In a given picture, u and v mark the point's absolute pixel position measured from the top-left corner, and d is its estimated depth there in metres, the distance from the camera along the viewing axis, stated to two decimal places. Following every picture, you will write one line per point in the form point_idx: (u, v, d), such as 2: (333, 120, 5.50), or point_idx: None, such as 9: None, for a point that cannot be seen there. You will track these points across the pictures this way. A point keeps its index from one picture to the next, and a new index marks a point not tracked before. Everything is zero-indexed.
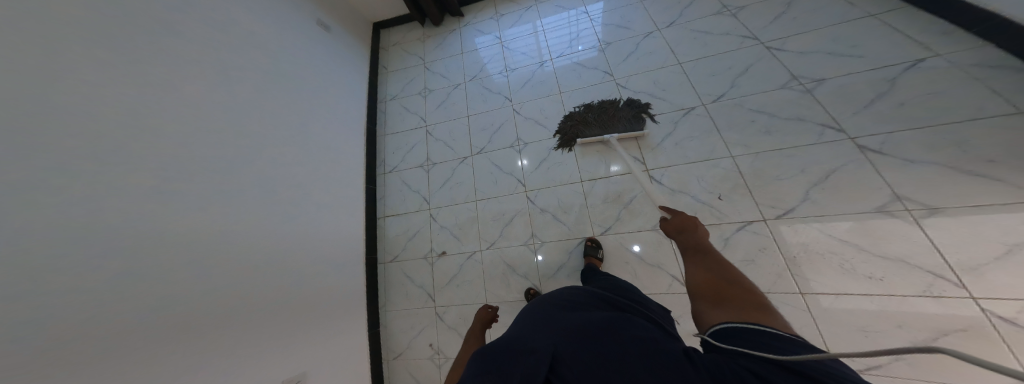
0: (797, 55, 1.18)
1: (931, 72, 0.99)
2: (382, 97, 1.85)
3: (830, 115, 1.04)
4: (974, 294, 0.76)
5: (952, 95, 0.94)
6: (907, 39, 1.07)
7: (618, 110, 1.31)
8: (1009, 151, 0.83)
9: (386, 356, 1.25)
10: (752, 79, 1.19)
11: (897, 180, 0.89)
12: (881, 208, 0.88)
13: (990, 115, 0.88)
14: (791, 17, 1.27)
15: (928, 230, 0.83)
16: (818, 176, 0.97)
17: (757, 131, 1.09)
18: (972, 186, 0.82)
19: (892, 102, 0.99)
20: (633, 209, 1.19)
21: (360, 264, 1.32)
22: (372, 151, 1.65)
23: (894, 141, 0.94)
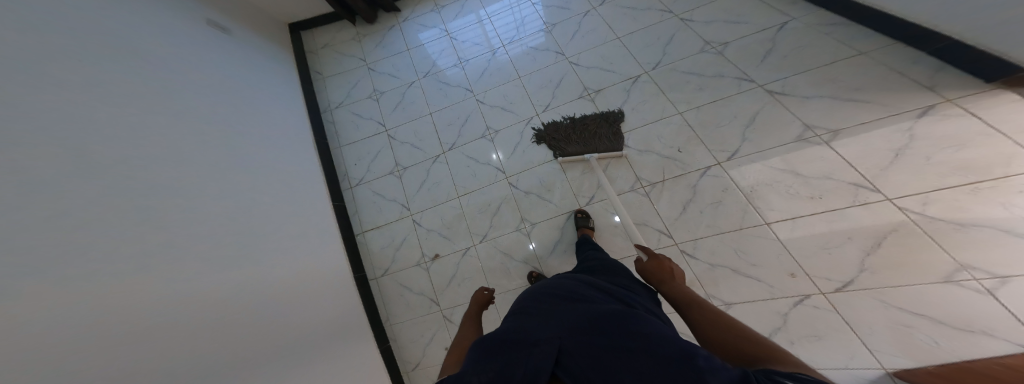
0: (704, 24, 1.43)
1: (795, 29, 1.31)
2: (325, 106, 1.66)
3: (741, 69, 1.29)
4: (888, 196, 0.97)
5: (812, 46, 1.26)
6: (771, 7, 1.39)
7: (598, 127, 1.34)
8: (863, 77, 1.14)
9: (404, 370, 1.17)
10: (677, 46, 1.41)
11: (804, 114, 1.15)
12: (800, 137, 1.13)
13: (844, 55, 1.20)
14: None
15: (837, 148, 1.07)
16: (744, 119, 1.21)
17: (693, 89, 1.31)
18: (850, 108, 1.11)
19: (778, 55, 1.28)
20: (611, 172, 1.28)
21: (352, 284, 1.21)
22: (329, 166, 1.48)
23: (789, 85, 1.21)
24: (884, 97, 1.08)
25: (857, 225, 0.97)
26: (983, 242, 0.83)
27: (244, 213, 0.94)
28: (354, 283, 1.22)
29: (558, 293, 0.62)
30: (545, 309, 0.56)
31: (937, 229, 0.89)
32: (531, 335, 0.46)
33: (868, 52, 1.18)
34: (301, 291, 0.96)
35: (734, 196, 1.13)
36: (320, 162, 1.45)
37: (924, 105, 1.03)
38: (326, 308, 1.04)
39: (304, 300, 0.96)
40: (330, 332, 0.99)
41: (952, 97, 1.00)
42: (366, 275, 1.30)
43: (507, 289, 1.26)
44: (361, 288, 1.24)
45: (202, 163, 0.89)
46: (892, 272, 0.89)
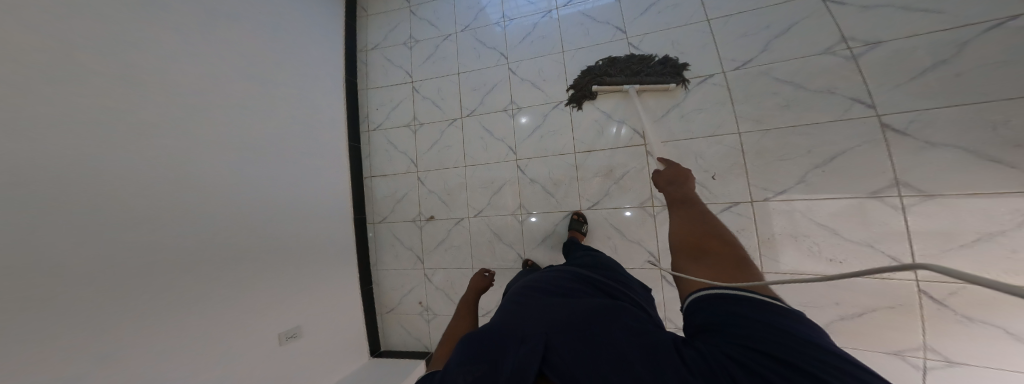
0: (858, 11, 0.94)
1: (1012, 36, 0.80)
2: (361, 44, 1.62)
3: (866, 87, 0.89)
4: (919, 278, 0.87)
5: (1015, 66, 0.80)
6: None
7: (652, 66, 1.11)
8: None
9: (379, 309, 1.40)
10: (794, 38, 0.98)
11: (902, 165, 0.85)
12: (874, 193, 0.87)
13: None
14: None
15: (908, 216, 0.84)
16: (819, 158, 0.92)
17: (776, 104, 0.96)
18: (973, 169, 0.80)
19: (944, 73, 0.84)
20: (623, 184, 1.16)
21: (350, 224, 1.37)
22: (354, 106, 1.54)
23: (925, 120, 0.84)
24: None
25: (853, 294, 0.92)
26: (971, 338, 0.84)
27: (277, 146, 1.06)
28: (353, 221, 1.36)
29: (550, 288, 0.60)
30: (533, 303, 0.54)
31: (934, 315, 0.86)
32: (517, 331, 0.44)
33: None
34: (309, 224, 1.12)
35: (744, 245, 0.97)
36: (348, 102, 1.49)
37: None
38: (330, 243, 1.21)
39: (310, 234, 1.11)
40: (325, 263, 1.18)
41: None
42: (365, 218, 1.46)
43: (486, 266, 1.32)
44: (359, 227, 1.41)
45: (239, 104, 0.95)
46: (859, 336, 0.92)
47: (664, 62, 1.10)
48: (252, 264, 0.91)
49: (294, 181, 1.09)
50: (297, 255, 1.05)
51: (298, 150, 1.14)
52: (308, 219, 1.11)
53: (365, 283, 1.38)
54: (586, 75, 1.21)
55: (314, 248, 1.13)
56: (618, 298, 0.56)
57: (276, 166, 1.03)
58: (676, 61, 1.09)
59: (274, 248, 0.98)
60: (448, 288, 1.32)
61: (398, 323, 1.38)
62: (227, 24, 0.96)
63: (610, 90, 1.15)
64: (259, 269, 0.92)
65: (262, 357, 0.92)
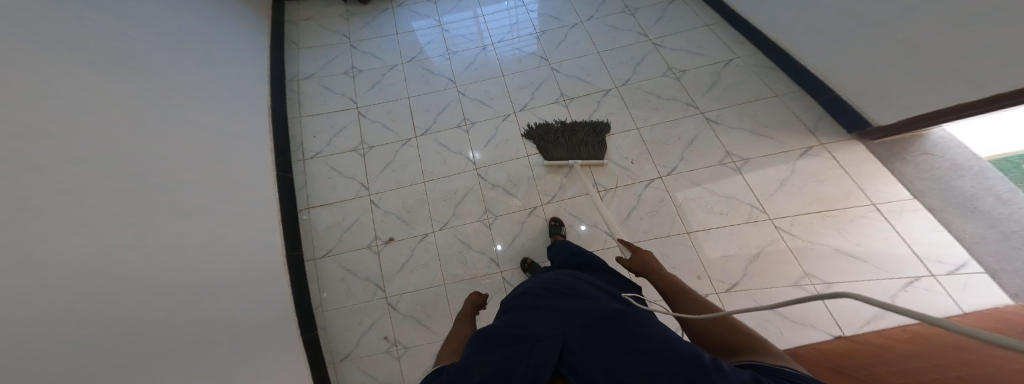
0: (670, 51, 1.58)
1: (738, 68, 1.50)
2: (292, 75, 1.59)
3: (690, 96, 1.45)
4: (771, 217, 1.19)
5: (745, 83, 1.46)
6: (725, 44, 1.58)
7: (584, 135, 1.40)
8: (776, 117, 1.36)
9: (329, 361, 1.09)
10: (646, 67, 1.54)
11: (727, 142, 1.33)
12: (721, 161, 1.30)
13: (765, 97, 1.41)
14: (665, 21, 1.68)
15: (744, 174, 1.27)
16: (686, 139, 1.36)
17: (650, 108, 1.43)
18: (760, 141, 1.32)
19: (720, 87, 1.46)
20: (571, 177, 1.37)
21: (281, 264, 1.11)
22: (284, 135, 1.41)
23: (723, 115, 1.39)
24: (780, 135, 1.33)
25: (745, 238, 1.17)
26: (822, 259, 1.10)
27: (163, 161, 0.86)
28: (285, 261, 1.12)
29: (565, 287, 0.65)
30: (548, 304, 0.59)
31: (797, 247, 1.13)
32: (538, 332, 0.49)
33: (783, 95, 1.40)
34: (211, 254, 0.87)
35: (667, 208, 1.25)
36: (272, 130, 1.36)
37: (806, 146, 1.29)
38: (249, 283, 0.94)
39: (217, 266, 0.87)
40: (249, 307, 0.90)
41: (824, 141, 1.29)
42: (302, 255, 1.21)
43: (460, 279, 1.24)
44: (292, 268, 1.15)
45: (114, 108, 0.79)
46: (766, 275, 1.11)
47: (592, 129, 1.41)
48: (150, 298, 0.66)
49: (188, 203, 0.88)
50: (202, 288, 0.80)
51: (194, 169, 0.94)
52: (207, 249, 0.87)
53: (306, 330, 1.08)
54: (538, 142, 1.41)
55: (227, 284, 0.87)
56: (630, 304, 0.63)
57: (159, 182, 0.82)
58: (600, 125, 1.41)
59: (172, 279, 0.73)
60: (418, 313, 1.16)
61: (358, 372, 1.08)
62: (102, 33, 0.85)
63: (559, 164, 1.36)
64: (155, 305, 0.67)
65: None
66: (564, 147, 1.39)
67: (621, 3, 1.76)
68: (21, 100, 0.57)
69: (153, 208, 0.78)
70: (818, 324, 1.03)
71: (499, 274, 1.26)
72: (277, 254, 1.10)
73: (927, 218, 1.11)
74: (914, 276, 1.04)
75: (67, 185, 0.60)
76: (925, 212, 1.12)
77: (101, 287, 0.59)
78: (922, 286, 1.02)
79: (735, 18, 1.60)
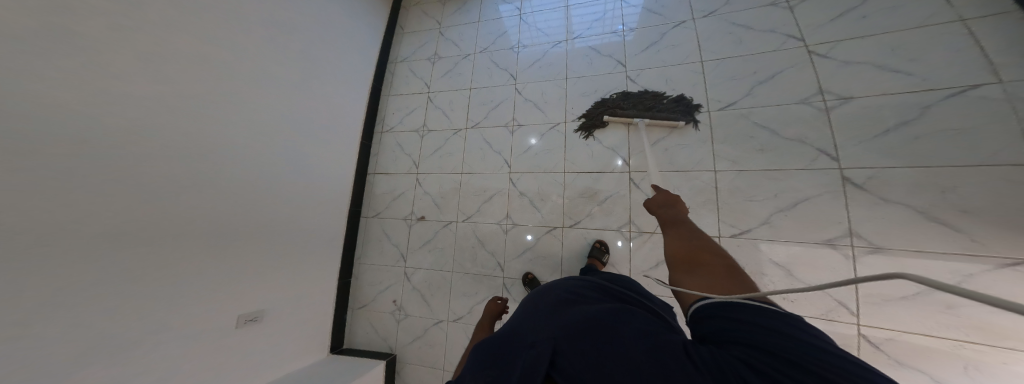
0: (838, 65, 1.03)
1: (975, 102, 0.86)
2: (392, 57, 1.87)
3: (834, 140, 0.94)
4: (861, 321, 0.87)
5: (974, 133, 0.83)
6: (975, 58, 0.90)
7: (661, 103, 1.20)
8: (998, 205, 0.78)
9: (351, 305, 1.43)
10: (773, 87, 1.08)
11: (859, 217, 0.87)
12: (828, 240, 0.88)
13: (999, 163, 0.80)
14: (858, 15, 1.07)
15: (862, 268, 0.84)
16: (786, 202, 0.93)
17: (752, 148, 1.02)
18: (930, 231, 0.81)
19: (909, 133, 0.88)
20: (606, 208, 1.17)
21: (345, 215, 1.44)
22: (374, 110, 1.73)
23: (883, 178, 0.87)
24: (984, 232, 0.78)
25: None
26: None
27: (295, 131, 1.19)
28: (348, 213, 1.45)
29: (551, 290, 0.55)
30: (545, 303, 0.50)
31: (877, 359, 0.85)
32: (522, 334, 0.42)
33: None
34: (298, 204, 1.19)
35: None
36: (370, 105, 1.68)
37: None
38: (317, 227, 1.28)
39: (297, 214, 1.19)
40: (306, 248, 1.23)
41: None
42: (360, 211, 1.53)
43: (465, 272, 1.32)
44: (352, 219, 1.48)
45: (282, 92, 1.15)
46: None
47: (675, 100, 1.19)
48: (239, 233, 0.98)
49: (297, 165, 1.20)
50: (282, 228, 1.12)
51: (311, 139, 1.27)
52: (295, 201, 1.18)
53: (342, 275, 1.41)
54: (603, 104, 1.32)
55: (298, 228, 1.18)
56: (627, 303, 0.50)
57: (284, 148, 1.15)
58: (688, 101, 1.16)
59: (264, 219, 1.05)
60: (424, 289, 1.33)
61: (367, 320, 1.38)
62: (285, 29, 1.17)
63: (620, 121, 1.23)
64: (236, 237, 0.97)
65: (209, 339, 0.91)
66: (631, 108, 1.24)
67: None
68: (196, 91, 0.87)
69: (273, 164, 1.10)
70: None
71: (500, 280, 1.28)
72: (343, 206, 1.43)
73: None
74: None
75: (207, 150, 0.90)
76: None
77: (199, 222, 0.87)
78: None
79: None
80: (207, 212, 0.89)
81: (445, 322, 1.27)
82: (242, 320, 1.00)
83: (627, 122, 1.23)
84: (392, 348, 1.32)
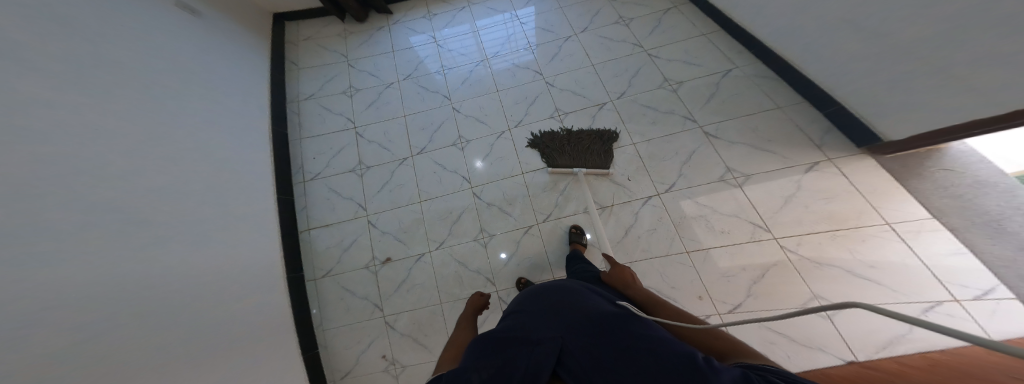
0: (665, 62, 1.56)
1: (738, 76, 1.48)
2: (290, 97, 1.63)
3: (688, 109, 1.42)
4: (777, 236, 1.17)
5: (743, 94, 1.43)
6: (722, 54, 1.55)
7: (591, 144, 1.40)
8: (774, 130, 1.33)
9: (330, 379, 1.12)
10: (642, 80, 1.52)
11: (726, 157, 1.31)
12: (721, 178, 1.28)
13: (765, 108, 1.38)
14: (662, 29, 1.66)
15: (746, 191, 1.25)
16: (683, 155, 1.34)
17: (647, 122, 1.42)
18: (762, 156, 1.29)
19: (718, 99, 1.43)
20: (567, 195, 1.36)
21: (282, 285, 1.14)
22: (284, 157, 1.44)
23: (722, 128, 1.37)
24: (784, 149, 1.30)
25: (749, 257, 1.15)
26: (832, 279, 1.07)
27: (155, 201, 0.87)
28: (285, 283, 1.14)
29: (561, 290, 0.67)
30: (553, 307, 0.61)
31: (805, 266, 1.10)
32: (538, 335, 0.51)
33: (785, 107, 1.37)
34: (199, 292, 0.86)
35: (665, 227, 1.24)
36: (271, 153, 1.38)
37: (811, 161, 1.26)
38: (245, 313, 0.96)
39: (204, 307, 0.86)
40: (239, 345, 0.90)
41: (830, 156, 1.26)
42: (302, 276, 1.24)
43: (457, 299, 1.23)
44: (291, 287, 1.17)
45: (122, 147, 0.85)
46: (773, 295, 1.09)
47: (600, 138, 1.41)
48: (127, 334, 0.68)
49: (184, 243, 0.89)
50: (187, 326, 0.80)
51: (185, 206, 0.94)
52: (192, 288, 0.85)
53: (304, 349, 1.10)
54: (541, 147, 1.43)
55: (206, 324, 0.84)
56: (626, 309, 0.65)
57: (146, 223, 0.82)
58: (609, 136, 1.40)
59: (155, 326, 0.73)
60: (417, 332, 1.17)
61: None
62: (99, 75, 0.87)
63: (562, 171, 1.38)
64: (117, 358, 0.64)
65: None
66: (568, 154, 1.40)
67: (614, 13, 1.75)
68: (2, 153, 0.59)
69: (141, 251, 0.78)
70: (828, 348, 1.00)
71: (494, 293, 1.26)
72: (275, 279, 1.12)
73: (954, 239, 1.06)
74: (935, 300, 1.00)
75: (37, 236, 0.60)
76: (950, 233, 1.07)
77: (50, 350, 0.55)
78: (945, 311, 0.98)
79: (732, 25, 1.58)
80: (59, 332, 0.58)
81: None
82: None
83: (567, 171, 1.39)
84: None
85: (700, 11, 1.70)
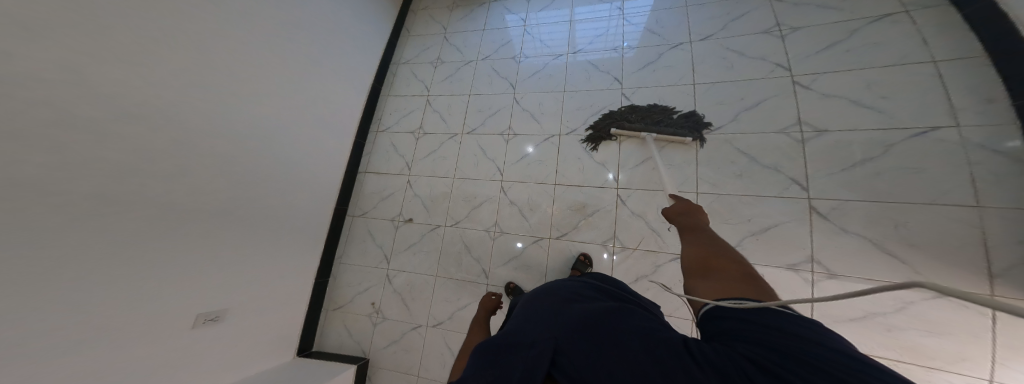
0: (818, 97, 1.08)
1: (935, 144, 0.92)
2: (396, 59, 1.89)
3: (805, 170, 1.00)
4: None
5: (928, 173, 0.90)
6: (943, 101, 0.96)
7: (669, 118, 1.22)
8: (941, 242, 0.85)
9: (326, 307, 1.42)
10: (759, 114, 1.12)
11: (820, 247, 0.93)
12: (792, 266, 0.94)
13: (946, 203, 0.87)
14: (844, 49, 1.11)
15: (817, 291, 0.91)
16: (759, 227, 0.99)
17: (731, 172, 1.07)
18: (877, 259, 0.88)
19: (870, 169, 0.95)
20: (591, 221, 1.21)
21: (330, 211, 1.44)
22: (371, 108, 1.71)
23: (845, 210, 0.93)
24: (925, 266, 0.85)
25: None
26: None
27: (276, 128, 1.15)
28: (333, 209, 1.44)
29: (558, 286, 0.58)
30: (542, 307, 0.49)
31: None
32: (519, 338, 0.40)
33: (986, 209, 0.84)
34: (273, 200, 1.16)
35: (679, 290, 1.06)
36: (365, 103, 1.66)
37: (955, 289, 0.82)
38: (297, 224, 1.27)
39: (270, 214, 1.14)
40: (283, 245, 1.21)
41: (995, 292, 0.79)
42: (346, 210, 1.52)
43: (449, 277, 1.31)
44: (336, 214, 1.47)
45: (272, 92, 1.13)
46: None
47: (684, 116, 1.21)
48: (217, 229, 0.97)
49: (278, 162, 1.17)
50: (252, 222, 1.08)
51: (292, 136, 1.22)
52: (269, 197, 1.14)
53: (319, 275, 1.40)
54: (608, 117, 1.32)
55: (265, 226, 1.13)
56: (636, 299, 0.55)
57: (262, 141, 1.10)
58: (698, 117, 1.18)
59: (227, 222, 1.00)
60: (405, 292, 1.33)
61: (342, 321, 1.38)
62: (268, 23, 1.12)
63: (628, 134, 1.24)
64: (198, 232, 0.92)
65: (163, 337, 0.86)
66: (640, 122, 1.26)
67: (773, 17, 1.25)
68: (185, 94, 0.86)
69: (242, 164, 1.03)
70: None
71: (485, 286, 1.27)
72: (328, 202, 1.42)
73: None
74: None
75: (185, 151, 0.87)
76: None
77: (163, 228, 0.84)
78: None
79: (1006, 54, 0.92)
80: (167, 221, 0.85)
81: (424, 328, 1.28)
82: (201, 320, 0.95)
83: (635, 135, 1.24)
84: (366, 352, 1.32)
85: (942, 27, 1.04)
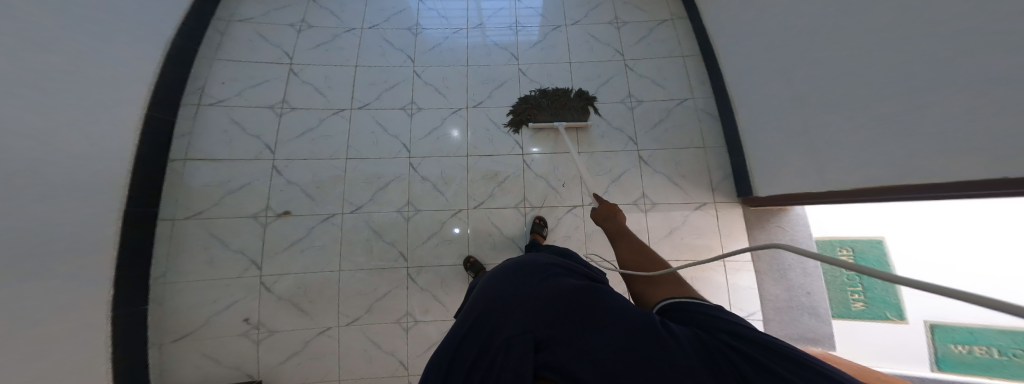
0: (638, 76, 1.46)
1: (686, 110, 1.39)
2: (222, 12, 1.41)
3: (635, 129, 1.37)
4: None
5: (683, 127, 1.37)
6: (687, 79, 1.44)
7: (569, 100, 1.40)
8: (695, 171, 1.31)
9: (155, 342, 1.05)
10: (610, 89, 1.45)
11: (648, 185, 1.30)
12: (633, 202, 1.28)
13: (693, 146, 1.34)
14: (647, 42, 1.53)
15: (648, 217, 1.27)
16: (615, 173, 1.32)
17: (596, 135, 1.37)
18: (669, 188, 1.30)
19: (663, 126, 1.37)
20: (504, 187, 1.32)
21: (123, 221, 0.99)
22: (181, 75, 1.24)
23: (655, 156, 1.33)
24: (689, 187, 1.30)
25: None
26: None
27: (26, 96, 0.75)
28: (124, 217, 0.99)
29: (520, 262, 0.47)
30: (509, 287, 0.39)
31: None
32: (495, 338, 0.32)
33: (707, 148, 1.34)
34: (37, 204, 0.76)
35: (579, 237, 1.29)
36: (162, 66, 1.17)
37: (700, 200, 1.29)
38: (81, 243, 0.86)
39: (38, 222, 0.76)
40: (67, 269, 0.82)
41: (716, 200, 1.29)
42: (157, 211, 1.11)
43: (358, 269, 1.18)
44: (136, 223, 1.04)
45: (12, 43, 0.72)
46: None
47: (579, 96, 1.41)
48: None
49: (28, 141, 0.75)
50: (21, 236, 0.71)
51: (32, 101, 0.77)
52: (25, 202, 0.73)
53: (129, 306, 1.00)
54: (522, 107, 1.40)
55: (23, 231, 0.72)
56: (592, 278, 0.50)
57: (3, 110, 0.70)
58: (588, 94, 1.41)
59: None
60: (296, 296, 1.12)
61: (197, 354, 1.06)
62: None
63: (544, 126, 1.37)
64: None
65: None
66: (548, 111, 1.39)
67: (613, 12, 1.60)
68: None
69: None
70: None
71: (406, 270, 1.20)
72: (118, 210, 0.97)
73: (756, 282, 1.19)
74: None
75: None
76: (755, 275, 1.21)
77: None
78: None
79: (708, 52, 1.43)
80: None
81: (334, 330, 1.12)
82: None
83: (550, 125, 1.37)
84: (256, 374, 1.07)
85: (690, 31, 1.54)
